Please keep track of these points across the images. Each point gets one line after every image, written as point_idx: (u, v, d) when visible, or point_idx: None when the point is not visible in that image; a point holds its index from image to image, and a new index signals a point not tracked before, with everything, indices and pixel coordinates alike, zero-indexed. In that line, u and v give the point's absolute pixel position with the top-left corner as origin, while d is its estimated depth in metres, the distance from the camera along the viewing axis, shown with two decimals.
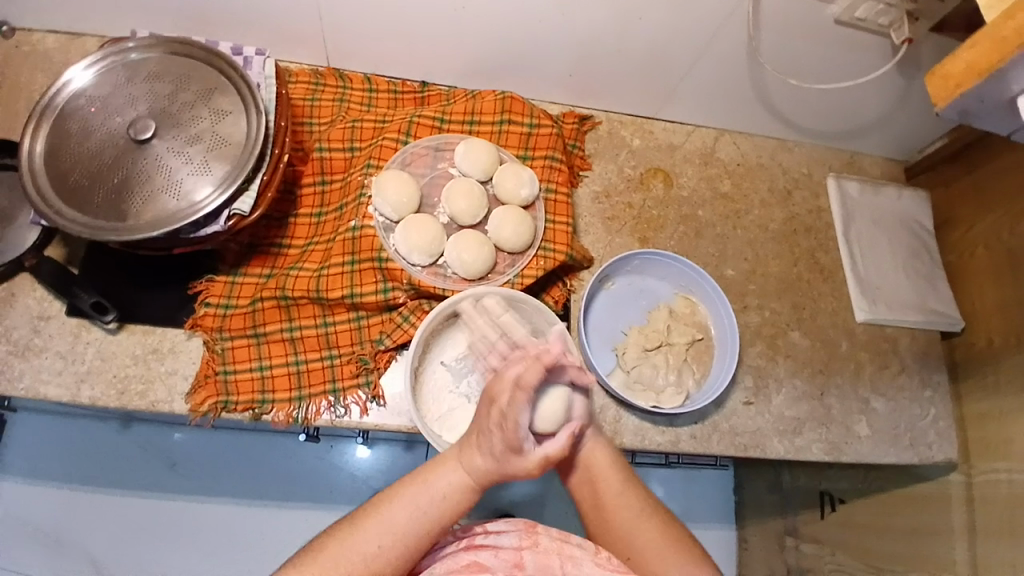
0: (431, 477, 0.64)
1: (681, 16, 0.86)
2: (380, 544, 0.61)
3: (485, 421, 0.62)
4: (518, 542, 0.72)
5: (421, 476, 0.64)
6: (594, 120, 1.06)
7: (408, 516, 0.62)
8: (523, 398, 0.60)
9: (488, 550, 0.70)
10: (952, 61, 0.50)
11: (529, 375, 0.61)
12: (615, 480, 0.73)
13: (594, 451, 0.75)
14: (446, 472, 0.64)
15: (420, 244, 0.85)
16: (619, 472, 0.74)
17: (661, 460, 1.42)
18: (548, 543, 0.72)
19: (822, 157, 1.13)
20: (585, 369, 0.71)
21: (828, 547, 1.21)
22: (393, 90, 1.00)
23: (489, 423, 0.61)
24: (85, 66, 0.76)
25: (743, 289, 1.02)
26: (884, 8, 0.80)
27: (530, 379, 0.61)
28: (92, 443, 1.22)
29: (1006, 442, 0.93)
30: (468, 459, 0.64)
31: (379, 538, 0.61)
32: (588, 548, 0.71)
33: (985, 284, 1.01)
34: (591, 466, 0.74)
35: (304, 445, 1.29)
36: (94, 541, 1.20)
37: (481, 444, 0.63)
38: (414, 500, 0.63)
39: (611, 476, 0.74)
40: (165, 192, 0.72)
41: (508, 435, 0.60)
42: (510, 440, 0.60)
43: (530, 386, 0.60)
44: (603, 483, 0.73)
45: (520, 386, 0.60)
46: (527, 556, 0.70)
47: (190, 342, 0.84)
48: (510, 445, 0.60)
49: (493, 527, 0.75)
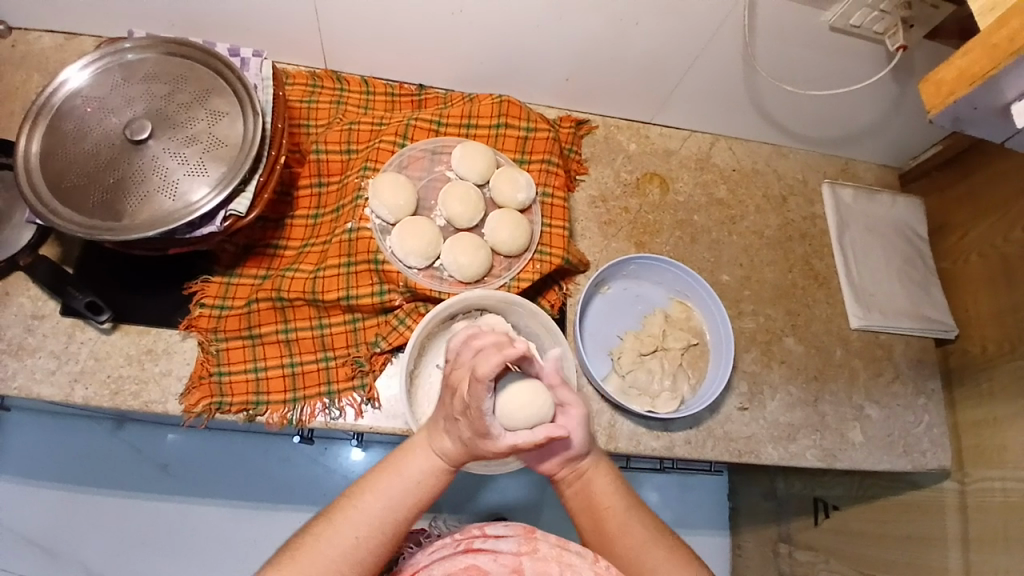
0: (401, 465, 0.63)
1: (677, 22, 0.86)
2: (356, 536, 0.61)
3: (451, 407, 0.61)
4: (517, 547, 0.73)
5: (394, 464, 0.64)
6: (591, 125, 1.06)
7: (382, 507, 0.62)
8: (479, 389, 0.57)
9: (487, 554, 0.71)
10: (945, 69, 0.51)
11: (484, 366, 0.56)
12: (618, 502, 0.69)
13: (596, 481, 0.69)
14: (416, 459, 0.64)
15: (416, 247, 0.85)
16: (621, 500, 0.69)
17: (655, 465, 1.41)
18: (547, 550, 0.72)
19: (817, 164, 1.14)
20: (576, 398, 0.68)
21: (821, 554, 1.22)
22: (391, 93, 1.00)
23: (455, 411, 0.61)
24: (82, 66, 0.75)
25: (738, 294, 1.02)
26: (879, 15, 0.81)
27: (485, 369, 0.56)
28: (84, 444, 1.21)
29: (1000, 449, 0.93)
30: (437, 442, 0.64)
31: (354, 529, 0.61)
32: (587, 557, 0.70)
33: (979, 292, 1.02)
34: (593, 489, 0.69)
35: (297, 448, 1.29)
36: (85, 543, 1.19)
37: (449, 429, 0.63)
38: (387, 491, 0.62)
39: (615, 498, 0.69)
40: (161, 192, 0.72)
41: (471, 421, 0.59)
42: (475, 426, 0.59)
43: (485, 376, 0.56)
44: (603, 510, 0.69)
45: (476, 376, 0.57)
46: (525, 563, 0.72)
47: (185, 344, 0.84)
48: (477, 430, 0.59)
49: (493, 530, 0.74)
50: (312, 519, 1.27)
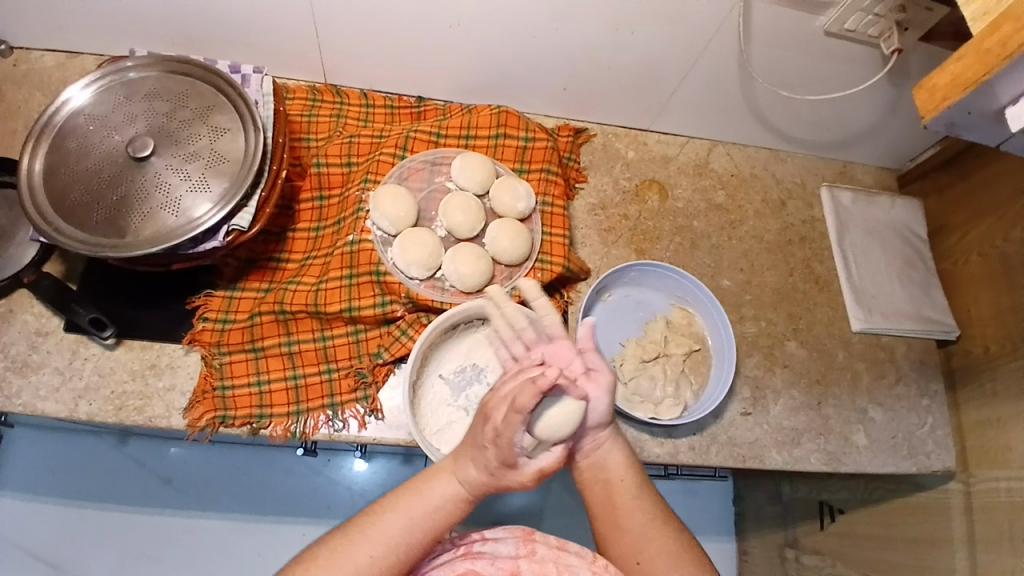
0: (426, 487, 0.65)
1: (675, 30, 0.87)
2: (374, 553, 0.61)
3: (480, 436, 0.62)
4: (515, 550, 0.72)
5: (416, 486, 0.65)
6: (589, 133, 1.07)
7: (402, 526, 0.63)
8: (518, 421, 0.58)
9: (486, 558, 0.71)
10: (938, 75, 0.51)
11: (523, 399, 0.57)
12: (630, 477, 0.71)
13: (610, 454, 0.72)
14: (440, 484, 0.65)
15: (418, 258, 0.85)
16: (632, 474, 0.72)
17: (660, 472, 1.41)
18: (545, 552, 0.72)
19: (815, 169, 1.14)
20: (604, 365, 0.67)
21: (829, 558, 1.21)
22: (390, 105, 1.01)
23: (484, 439, 0.61)
24: (83, 85, 0.76)
25: (739, 299, 1.02)
26: (873, 19, 0.82)
27: (524, 401, 0.57)
28: (89, 458, 1.22)
29: (1005, 449, 0.93)
30: (462, 470, 0.65)
31: (371, 548, 0.61)
32: (585, 557, 0.71)
33: (979, 293, 1.02)
34: (606, 464, 0.72)
35: (301, 460, 1.29)
36: (90, 558, 1.19)
37: (476, 458, 0.63)
38: (409, 511, 0.64)
39: (626, 472, 0.72)
40: (164, 209, 0.72)
41: (501, 450, 0.60)
42: (505, 456, 0.60)
43: (524, 409, 0.57)
44: (617, 484, 0.71)
45: (515, 408, 0.58)
46: (523, 565, 0.71)
47: (188, 358, 0.84)
48: (504, 460, 0.61)
49: (491, 534, 0.74)
50: (317, 531, 1.27)
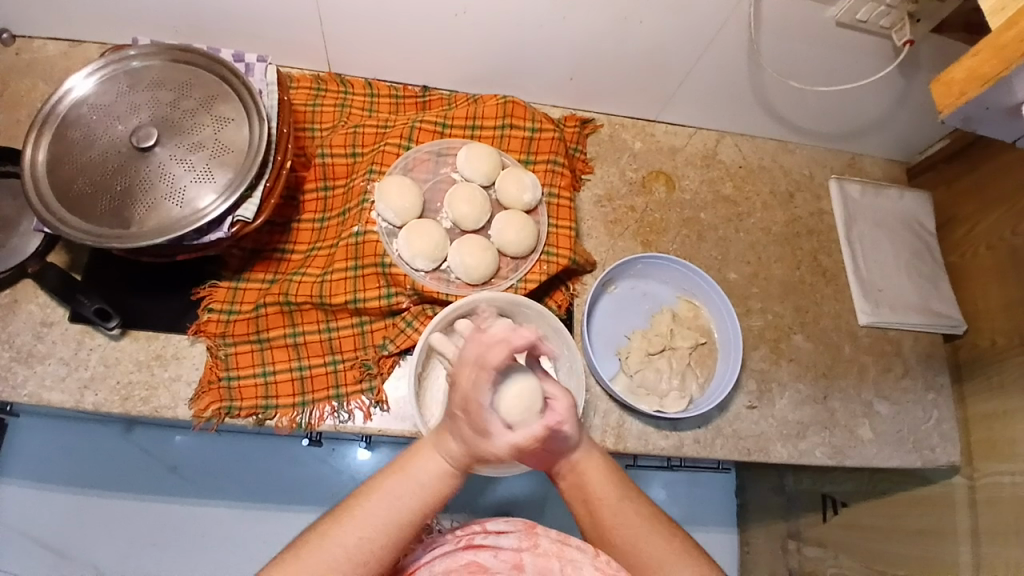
0: (409, 464, 0.64)
1: (684, 18, 0.85)
2: (361, 536, 0.61)
3: (452, 405, 0.62)
4: (518, 543, 0.74)
5: (400, 466, 0.65)
6: (596, 124, 1.06)
7: (386, 508, 0.62)
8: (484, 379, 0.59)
9: (489, 551, 0.73)
10: (956, 68, 0.50)
11: (492, 355, 0.59)
12: (611, 492, 0.68)
13: (591, 468, 0.68)
14: (422, 463, 0.64)
15: (423, 250, 0.85)
16: (616, 491, 0.68)
17: (663, 463, 1.41)
18: (548, 546, 0.74)
19: (824, 160, 1.13)
20: (562, 390, 0.66)
21: (832, 550, 1.22)
22: (395, 95, 1.00)
23: (455, 407, 0.62)
24: (87, 74, 0.76)
25: (746, 292, 1.01)
26: (886, 10, 0.80)
27: (493, 357, 0.59)
28: (94, 446, 1.22)
29: (1010, 443, 0.93)
30: (444, 445, 0.64)
31: (360, 530, 0.61)
32: (588, 551, 0.72)
33: (987, 287, 1.01)
34: (586, 480, 0.68)
35: (307, 449, 1.29)
36: (96, 545, 1.20)
37: (453, 429, 0.63)
38: (392, 492, 0.63)
39: (609, 490, 0.68)
40: (168, 200, 0.72)
41: (472, 416, 0.61)
42: (476, 424, 0.61)
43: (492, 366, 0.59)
44: (602, 500, 0.68)
45: (482, 365, 0.59)
46: (526, 559, 0.73)
47: (193, 348, 0.84)
48: (476, 428, 0.61)
49: (494, 526, 0.76)
50: None
